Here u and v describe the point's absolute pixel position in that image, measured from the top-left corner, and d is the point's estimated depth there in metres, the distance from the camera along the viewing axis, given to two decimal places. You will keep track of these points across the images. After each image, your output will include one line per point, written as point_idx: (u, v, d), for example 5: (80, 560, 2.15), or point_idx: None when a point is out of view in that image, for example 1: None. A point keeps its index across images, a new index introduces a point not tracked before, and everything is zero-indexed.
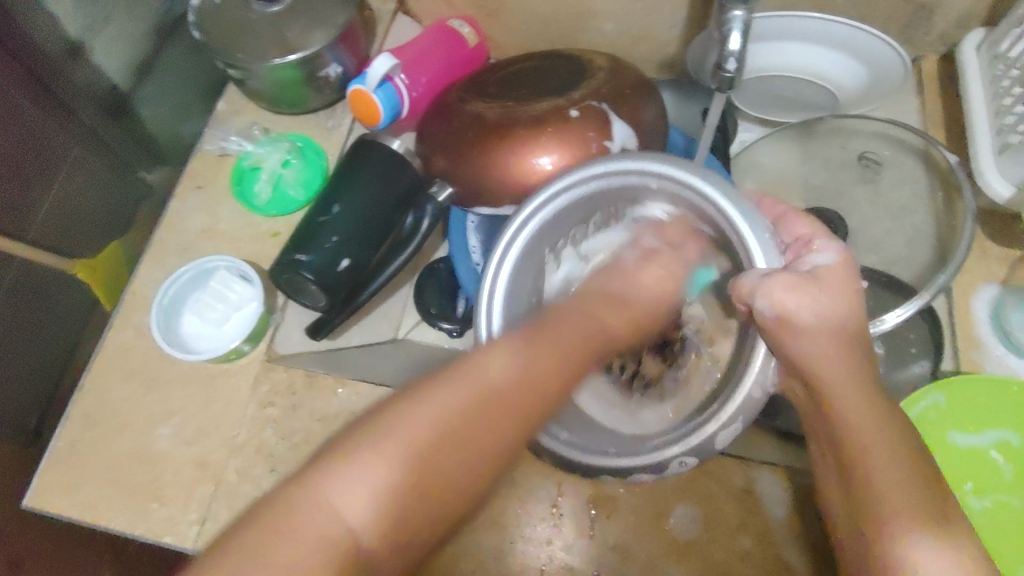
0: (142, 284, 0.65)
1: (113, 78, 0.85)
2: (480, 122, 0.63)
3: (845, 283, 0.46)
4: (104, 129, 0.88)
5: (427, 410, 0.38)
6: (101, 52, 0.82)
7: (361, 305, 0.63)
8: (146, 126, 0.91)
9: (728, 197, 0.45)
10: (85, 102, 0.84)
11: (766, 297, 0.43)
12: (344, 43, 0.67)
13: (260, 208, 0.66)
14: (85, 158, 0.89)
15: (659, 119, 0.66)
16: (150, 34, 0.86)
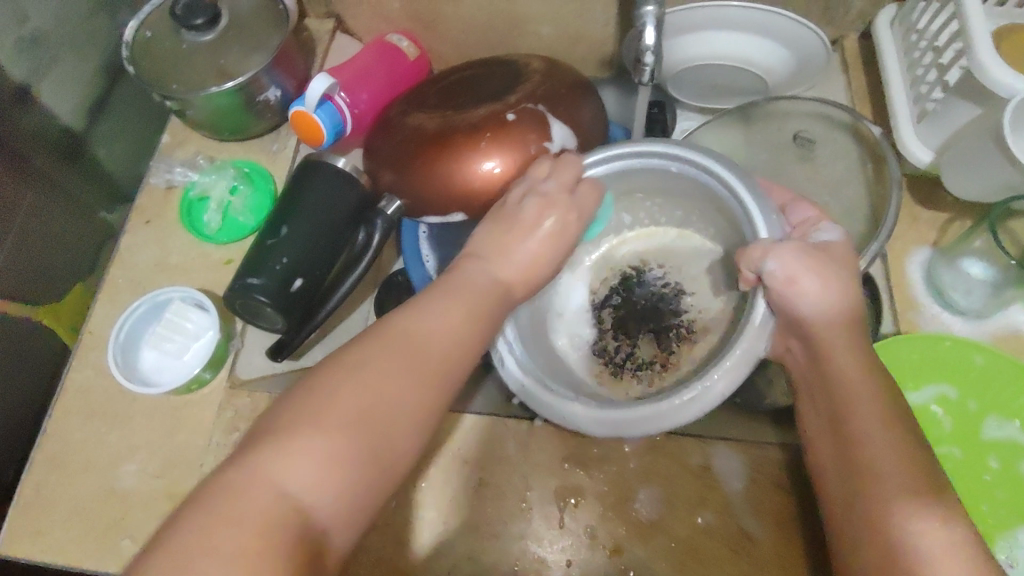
0: (98, 323, 0.64)
1: (66, 120, 0.87)
2: (421, 133, 0.65)
3: (848, 254, 0.52)
4: (59, 174, 0.90)
5: (350, 380, 0.41)
6: (48, 95, 0.84)
7: (320, 323, 0.64)
8: (104, 167, 0.94)
9: (738, 178, 0.52)
10: (39, 148, 0.86)
11: (776, 259, 0.48)
12: (279, 66, 0.68)
13: (210, 237, 0.67)
14: (41, 204, 0.89)
15: (596, 117, 0.68)
16: (99, 75, 0.89)
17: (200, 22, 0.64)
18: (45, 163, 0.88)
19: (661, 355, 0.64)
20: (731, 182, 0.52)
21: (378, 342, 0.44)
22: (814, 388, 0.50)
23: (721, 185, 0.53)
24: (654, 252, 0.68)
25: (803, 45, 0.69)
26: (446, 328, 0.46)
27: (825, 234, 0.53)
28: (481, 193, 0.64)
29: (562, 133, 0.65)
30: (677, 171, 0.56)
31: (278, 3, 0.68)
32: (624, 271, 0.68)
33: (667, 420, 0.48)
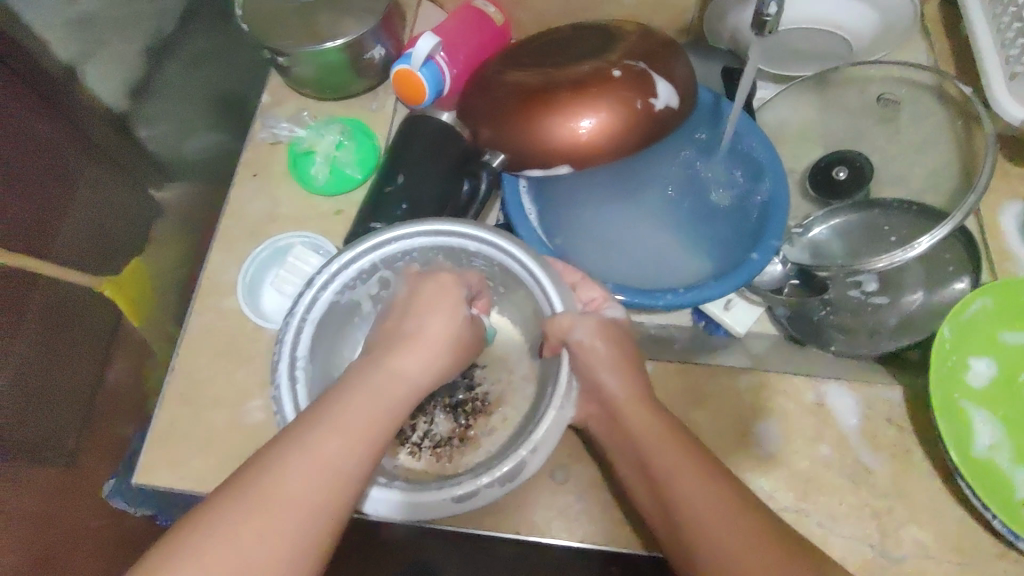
0: (215, 270, 0.66)
1: (110, 102, 0.91)
2: (523, 90, 0.67)
3: (627, 333, 0.60)
4: (107, 144, 0.92)
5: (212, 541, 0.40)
6: (96, 78, 0.88)
7: None
8: (150, 146, 0.98)
9: (527, 254, 0.58)
10: (95, 122, 0.90)
11: (580, 327, 0.56)
12: (383, 27, 0.70)
13: (319, 188, 0.69)
14: (99, 177, 0.92)
15: (690, 76, 0.70)
16: (143, 56, 0.94)
17: None
18: (101, 135, 0.91)
19: (458, 428, 0.63)
20: (527, 262, 0.57)
21: (234, 491, 0.42)
22: (614, 437, 0.56)
23: (514, 262, 0.58)
24: None
25: (893, 10, 0.70)
26: (316, 465, 0.44)
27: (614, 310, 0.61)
28: (586, 145, 0.66)
29: (665, 89, 0.67)
30: (476, 250, 0.59)
31: None
32: None
33: (466, 501, 0.53)
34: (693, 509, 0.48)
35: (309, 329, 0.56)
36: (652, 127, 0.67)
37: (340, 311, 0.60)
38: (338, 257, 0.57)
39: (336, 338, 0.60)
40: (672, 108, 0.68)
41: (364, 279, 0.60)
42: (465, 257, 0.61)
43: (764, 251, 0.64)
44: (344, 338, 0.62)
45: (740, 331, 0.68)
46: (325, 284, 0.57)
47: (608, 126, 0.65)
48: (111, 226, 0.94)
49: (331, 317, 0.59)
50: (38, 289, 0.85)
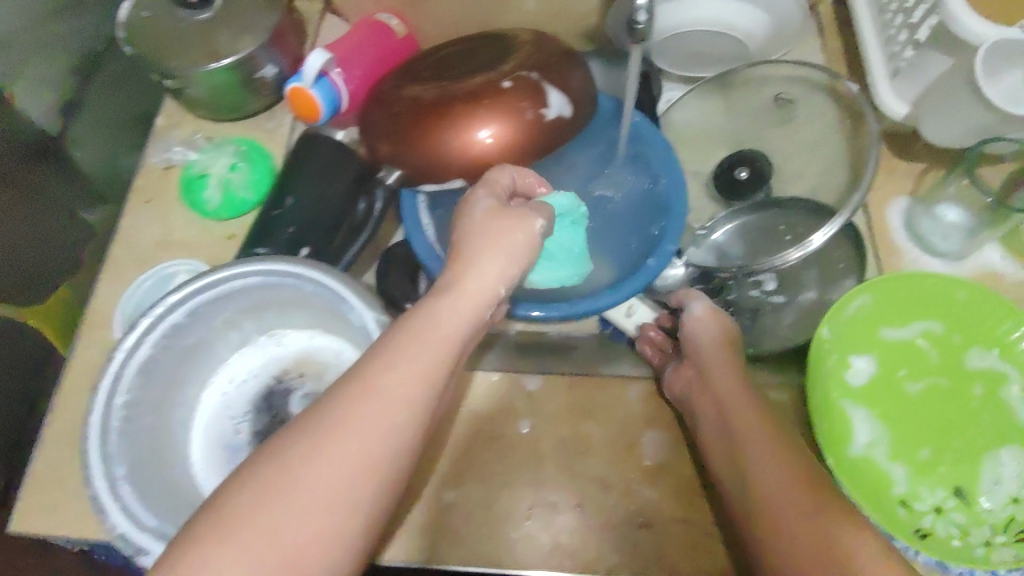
0: (102, 302, 0.65)
1: (41, 123, 0.84)
2: (419, 103, 0.67)
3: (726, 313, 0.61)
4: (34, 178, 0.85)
5: (340, 438, 0.39)
6: (25, 96, 0.81)
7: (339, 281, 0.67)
8: (81, 167, 0.90)
9: (359, 297, 0.51)
10: (13, 156, 0.82)
11: (695, 300, 0.61)
12: (276, 44, 0.68)
13: (212, 213, 0.67)
14: (14, 206, 0.84)
15: (587, 84, 0.71)
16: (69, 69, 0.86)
17: None
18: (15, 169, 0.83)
19: None
20: (356, 307, 0.51)
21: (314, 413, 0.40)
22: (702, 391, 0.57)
23: (344, 302, 0.52)
24: (296, 362, 0.61)
25: (781, 10, 0.72)
26: (397, 371, 0.43)
27: (696, 303, 0.61)
28: (482, 158, 0.66)
29: (557, 99, 0.67)
30: (313, 290, 0.53)
31: None
32: (268, 385, 0.61)
33: None
34: (763, 477, 0.47)
35: (127, 378, 0.50)
36: (546, 138, 0.67)
37: (176, 352, 0.54)
38: (159, 302, 0.50)
39: (167, 381, 0.55)
40: (564, 118, 0.67)
41: (193, 319, 0.53)
42: (304, 294, 0.55)
43: (660, 256, 0.64)
44: (181, 379, 0.56)
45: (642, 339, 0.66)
46: (149, 327, 0.50)
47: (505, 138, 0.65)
48: (29, 253, 0.87)
49: (160, 364, 0.53)
50: None
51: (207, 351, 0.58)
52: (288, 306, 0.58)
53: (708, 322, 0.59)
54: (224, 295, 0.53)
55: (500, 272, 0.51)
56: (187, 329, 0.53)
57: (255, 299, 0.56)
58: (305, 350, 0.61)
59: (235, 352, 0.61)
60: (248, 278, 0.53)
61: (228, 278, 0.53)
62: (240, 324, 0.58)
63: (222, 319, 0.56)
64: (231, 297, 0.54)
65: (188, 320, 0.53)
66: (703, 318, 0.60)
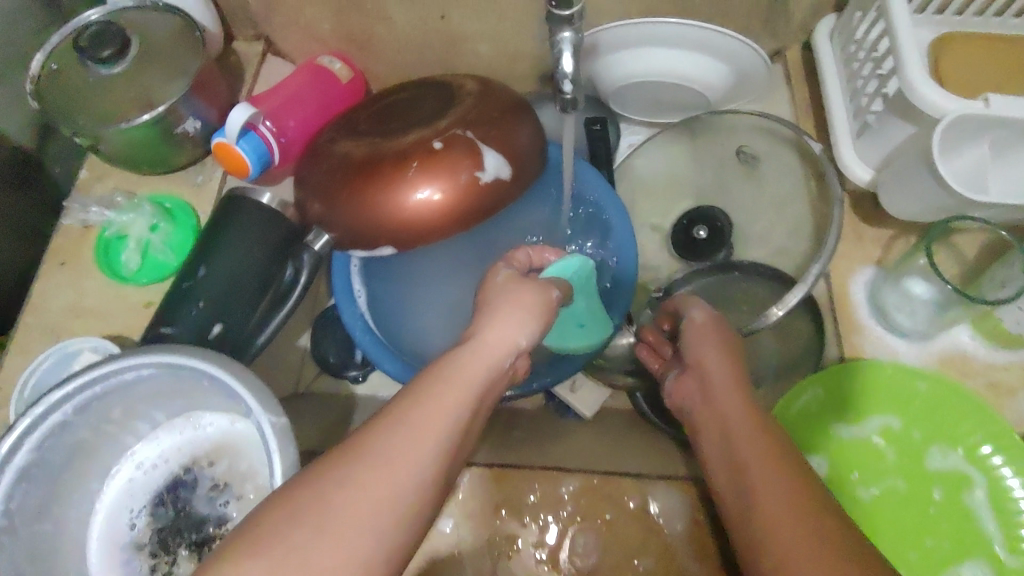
0: (7, 375, 0.61)
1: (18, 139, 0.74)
2: (348, 162, 0.63)
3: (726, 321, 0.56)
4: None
5: (386, 451, 0.37)
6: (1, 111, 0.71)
7: (261, 352, 0.63)
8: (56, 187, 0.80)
9: (257, 396, 0.47)
10: None
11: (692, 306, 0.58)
12: (198, 94, 0.65)
13: (129, 277, 0.63)
14: None
15: (533, 138, 0.66)
16: None
17: (108, 54, 0.61)
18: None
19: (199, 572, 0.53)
20: (254, 408, 0.47)
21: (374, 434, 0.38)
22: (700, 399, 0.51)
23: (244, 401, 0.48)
24: (206, 449, 0.56)
25: (745, 65, 0.67)
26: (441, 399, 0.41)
27: (696, 309, 0.57)
28: (411, 221, 0.61)
29: (497, 161, 0.62)
30: (214, 383, 0.49)
31: (195, 29, 0.66)
32: (176, 473, 0.56)
33: None
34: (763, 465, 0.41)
35: (3, 484, 0.46)
36: (484, 202, 0.62)
37: (68, 449, 0.50)
38: (39, 401, 0.46)
39: (56, 480, 0.50)
40: (503, 179, 0.62)
41: (82, 415, 0.49)
42: (206, 384, 0.51)
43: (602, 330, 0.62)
44: (73, 475, 0.52)
45: (588, 416, 0.63)
46: (29, 427, 0.46)
47: (438, 201, 0.60)
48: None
49: (46, 464, 0.49)
50: None
51: (107, 441, 0.53)
52: (193, 394, 0.53)
53: (707, 328, 0.55)
54: (118, 387, 0.49)
55: (520, 325, 0.49)
56: (75, 424, 0.49)
57: (154, 388, 0.51)
58: (217, 436, 0.56)
59: (140, 440, 0.56)
60: (143, 370, 0.49)
61: (118, 370, 0.48)
62: (144, 415, 0.54)
63: (121, 409, 0.52)
64: (125, 388, 0.50)
65: (79, 415, 0.49)
66: (708, 324, 0.55)
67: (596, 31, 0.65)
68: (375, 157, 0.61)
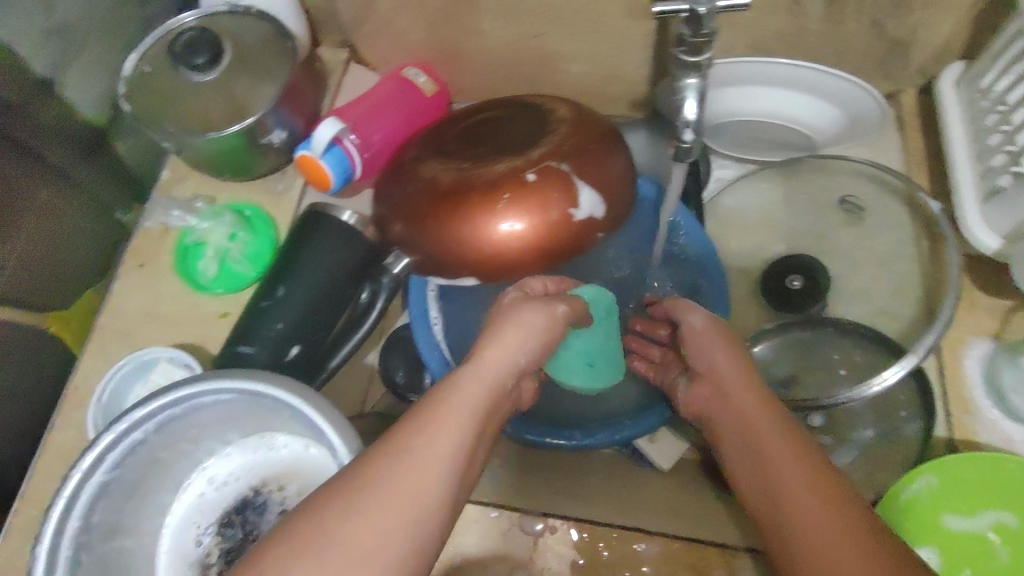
0: (84, 376, 0.60)
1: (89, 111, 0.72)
2: (435, 186, 0.60)
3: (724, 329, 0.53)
4: (77, 173, 0.73)
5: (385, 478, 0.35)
6: (73, 85, 0.69)
7: (335, 371, 0.62)
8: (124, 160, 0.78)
9: (339, 434, 0.44)
10: (62, 142, 0.70)
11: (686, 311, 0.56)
12: (287, 105, 0.64)
13: (206, 286, 0.63)
14: (56, 202, 0.71)
15: (625, 170, 0.64)
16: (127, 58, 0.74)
17: (201, 62, 0.60)
18: (65, 160, 0.71)
19: None
20: (336, 447, 0.44)
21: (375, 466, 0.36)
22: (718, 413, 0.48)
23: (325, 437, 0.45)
24: (276, 471, 0.53)
25: (856, 108, 0.63)
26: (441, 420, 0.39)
27: (693, 314, 0.55)
28: (495, 254, 0.59)
29: (590, 198, 0.60)
30: (293, 412, 0.47)
31: (287, 39, 0.64)
32: (245, 493, 0.54)
33: None
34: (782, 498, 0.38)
35: (82, 501, 0.45)
36: (572, 238, 0.60)
37: (144, 466, 0.49)
38: (121, 419, 0.45)
39: (132, 496, 0.49)
40: (596, 217, 0.60)
41: (160, 433, 0.48)
42: (283, 411, 0.48)
43: None
44: (147, 491, 0.50)
45: (665, 467, 0.61)
46: (110, 444, 0.45)
47: (524, 235, 0.58)
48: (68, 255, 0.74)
49: (124, 480, 0.47)
50: None
51: (180, 458, 0.52)
52: (268, 416, 0.51)
53: (705, 333, 0.53)
54: (196, 407, 0.48)
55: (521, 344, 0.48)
56: (154, 441, 0.48)
57: (231, 409, 0.50)
58: (286, 459, 0.53)
59: (212, 455, 0.54)
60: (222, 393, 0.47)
61: (199, 391, 0.47)
62: (218, 432, 0.52)
63: (198, 428, 0.50)
64: (204, 409, 0.49)
65: (157, 433, 0.48)
66: (705, 331, 0.53)
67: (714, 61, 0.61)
68: (461, 184, 0.59)
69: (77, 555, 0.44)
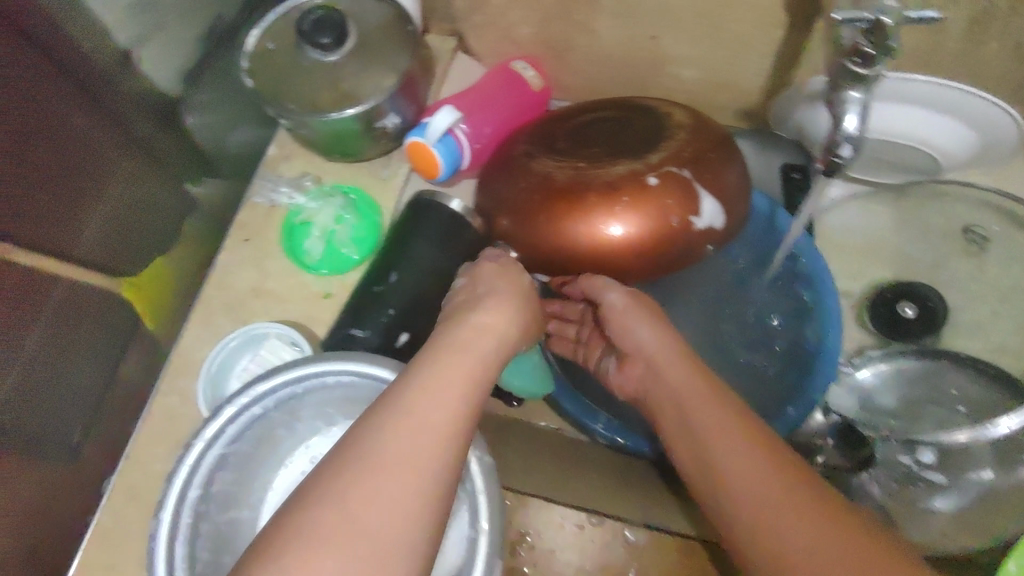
0: (189, 345, 0.62)
1: (164, 87, 0.75)
2: (548, 183, 0.60)
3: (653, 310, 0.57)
4: (157, 142, 0.76)
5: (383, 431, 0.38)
6: (152, 63, 0.73)
7: None
8: (193, 138, 0.80)
9: None
10: (145, 113, 0.74)
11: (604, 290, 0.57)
12: (403, 93, 0.63)
13: (311, 266, 0.63)
14: (133, 172, 0.74)
15: (741, 182, 0.62)
16: (201, 38, 0.77)
17: (327, 42, 0.59)
18: (147, 132, 0.75)
19: None
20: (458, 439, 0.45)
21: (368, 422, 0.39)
22: (676, 428, 0.51)
23: None
24: None
25: (993, 132, 0.60)
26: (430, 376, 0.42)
27: (610, 290, 0.57)
28: (605, 255, 0.58)
29: (712, 208, 0.59)
30: None
31: (407, 24, 0.63)
32: None
33: None
34: (750, 500, 0.43)
35: (203, 470, 0.45)
36: (686, 246, 0.59)
37: (258, 442, 0.49)
38: (243, 393, 0.46)
39: (245, 470, 0.50)
40: (715, 227, 0.59)
41: (278, 410, 0.48)
42: None
43: (801, 406, 0.59)
44: (256, 466, 0.51)
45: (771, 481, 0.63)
46: (231, 417, 0.46)
47: (632, 239, 0.57)
48: (145, 224, 0.76)
49: (239, 454, 0.48)
50: (61, 291, 0.68)
51: (289, 439, 0.52)
52: None
53: (628, 313, 0.56)
54: (314, 388, 0.48)
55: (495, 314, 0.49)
56: (270, 418, 0.48)
57: (346, 395, 0.50)
58: None
59: (316, 434, 0.53)
60: (342, 376, 0.47)
61: (321, 372, 0.47)
62: (327, 416, 0.52)
63: (310, 408, 0.50)
64: (322, 392, 0.49)
65: (274, 410, 0.48)
66: (626, 308, 0.56)
67: (887, 73, 0.57)
68: (574, 184, 0.58)
69: (195, 526, 0.45)
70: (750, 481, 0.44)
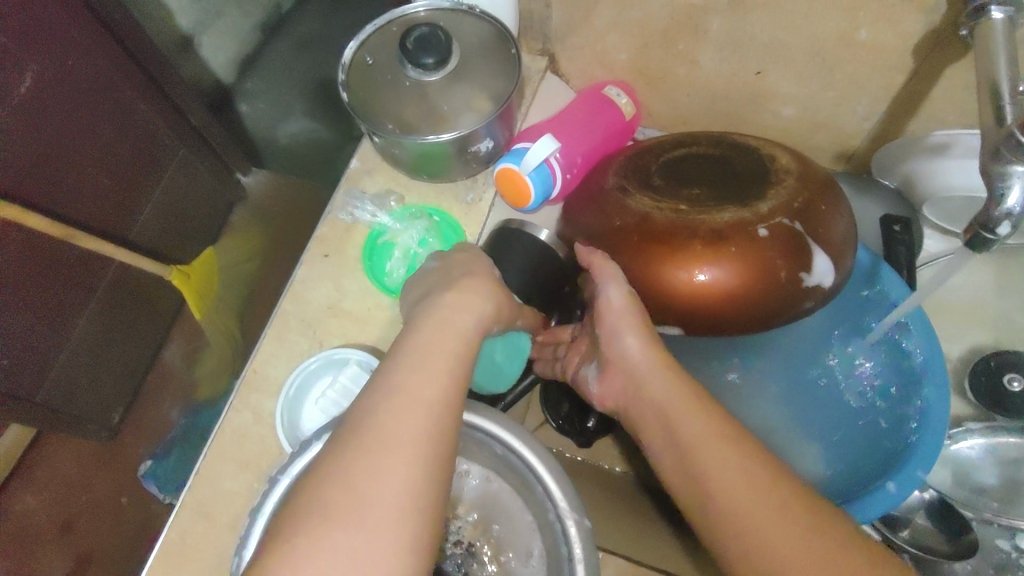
0: (262, 361, 0.60)
1: (219, 71, 0.97)
2: (645, 224, 0.57)
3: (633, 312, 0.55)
4: (206, 130, 0.89)
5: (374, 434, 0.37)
6: (208, 45, 0.94)
7: None
8: (245, 120, 0.99)
9: (557, 480, 0.46)
10: (195, 102, 0.85)
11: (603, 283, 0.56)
12: (501, 119, 0.60)
13: (391, 288, 0.62)
14: (189, 159, 0.88)
15: (848, 235, 0.58)
16: (256, 30, 1.00)
17: (430, 62, 0.56)
18: (201, 121, 0.87)
19: None
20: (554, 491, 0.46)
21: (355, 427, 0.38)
22: (662, 439, 0.49)
23: (539, 481, 0.47)
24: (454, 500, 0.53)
25: None
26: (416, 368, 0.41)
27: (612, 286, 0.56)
28: (698, 303, 0.56)
29: (823, 266, 0.56)
30: (507, 453, 0.49)
31: (511, 46, 0.60)
32: None
33: None
34: (748, 527, 0.41)
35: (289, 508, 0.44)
36: (788, 302, 0.56)
37: None
38: (332, 430, 0.44)
39: None
40: (823, 285, 0.56)
41: None
42: (487, 445, 0.50)
43: (903, 483, 0.56)
44: None
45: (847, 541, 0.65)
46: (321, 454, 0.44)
47: (727, 287, 0.55)
48: (185, 203, 0.91)
49: None
50: (112, 270, 0.83)
51: None
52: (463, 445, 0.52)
53: (624, 315, 0.54)
54: None
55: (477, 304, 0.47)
56: None
57: None
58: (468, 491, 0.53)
59: None
60: None
61: None
62: None
63: None
64: None
65: None
66: (621, 307, 0.55)
67: None
68: (672, 227, 0.55)
69: None
70: (748, 508, 0.42)
